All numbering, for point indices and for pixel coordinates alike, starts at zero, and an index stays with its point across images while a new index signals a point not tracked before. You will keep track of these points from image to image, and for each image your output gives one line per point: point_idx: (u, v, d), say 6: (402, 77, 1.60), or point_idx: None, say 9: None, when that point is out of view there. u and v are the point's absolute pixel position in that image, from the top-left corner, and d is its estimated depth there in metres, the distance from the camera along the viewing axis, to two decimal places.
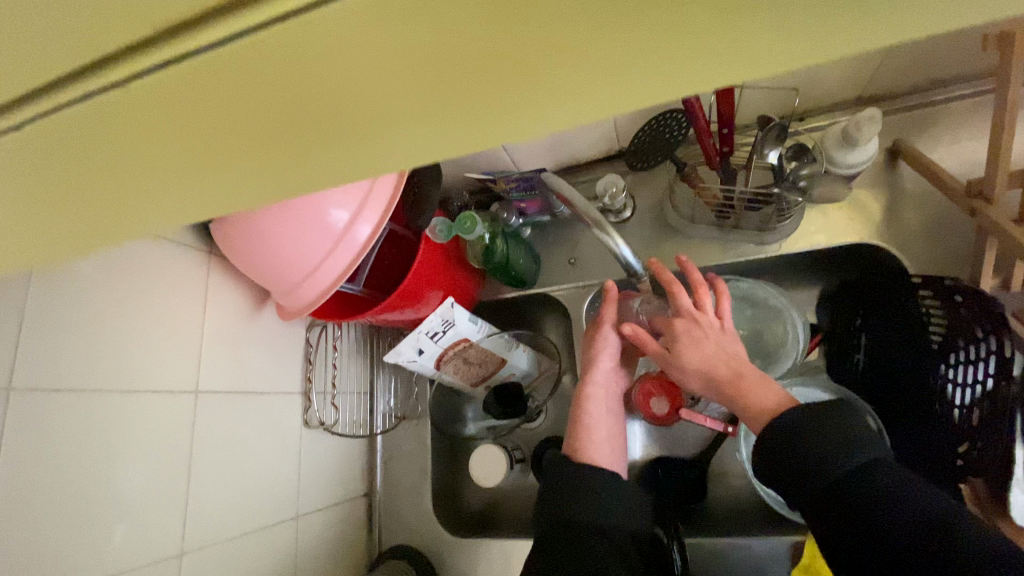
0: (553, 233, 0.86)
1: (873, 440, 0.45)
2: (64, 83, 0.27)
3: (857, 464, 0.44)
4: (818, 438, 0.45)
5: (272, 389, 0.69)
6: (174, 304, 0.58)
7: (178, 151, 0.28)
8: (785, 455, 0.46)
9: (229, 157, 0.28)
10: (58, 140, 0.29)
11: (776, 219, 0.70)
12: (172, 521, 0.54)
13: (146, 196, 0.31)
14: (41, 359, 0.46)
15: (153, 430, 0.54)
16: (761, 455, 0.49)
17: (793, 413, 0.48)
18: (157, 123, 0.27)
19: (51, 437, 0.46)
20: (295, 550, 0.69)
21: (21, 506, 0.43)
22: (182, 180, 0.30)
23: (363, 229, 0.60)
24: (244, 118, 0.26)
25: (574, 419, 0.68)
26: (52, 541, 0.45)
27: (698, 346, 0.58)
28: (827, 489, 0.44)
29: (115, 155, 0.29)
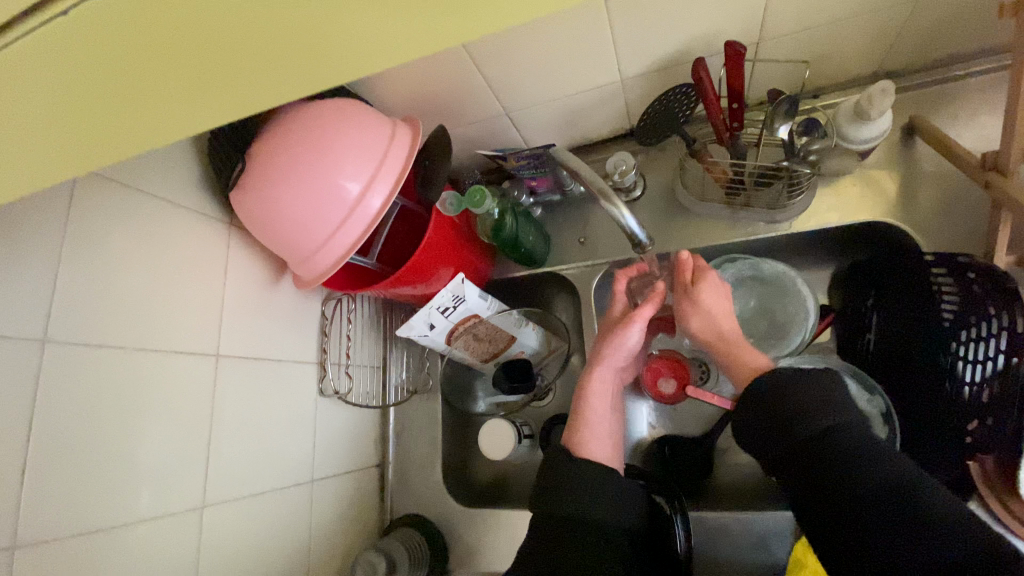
0: (564, 212, 0.87)
1: (847, 406, 0.46)
2: (82, 11, 0.28)
3: (831, 427, 0.45)
4: (796, 396, 0.47)
5: (289, 357, 0.72)
6: (196, 270, 0.61)
7: (204, 62, 0.31)
8: (759, 415, 0.49)
9: (268, 58, 0.32)
10: (79, 62, 0.30)
11: (787, 197, 0.70)
12: (193, 477, 0.57)
13: (182, 102, 0.34)
14: (74, 317, 0.49)
15: (176, 389, 0.57)
16: (743, 417, 0.50)
17: (773, 375, 0.50)
18: (187, 40, 0.30)
19: (82, 387, 0.49)
20: (310, 512, 0.71)
21: (54, 452, 0.46)
22: (216, 84, 0.33)
23: (375, 201, 0.61)
24: (273, 29, 0.29)
25: (575, 408, 0.69)
26: (79, 486, 0.48)
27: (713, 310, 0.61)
28: (803, 448, 0.45)
29: (149, 69, 0.31)
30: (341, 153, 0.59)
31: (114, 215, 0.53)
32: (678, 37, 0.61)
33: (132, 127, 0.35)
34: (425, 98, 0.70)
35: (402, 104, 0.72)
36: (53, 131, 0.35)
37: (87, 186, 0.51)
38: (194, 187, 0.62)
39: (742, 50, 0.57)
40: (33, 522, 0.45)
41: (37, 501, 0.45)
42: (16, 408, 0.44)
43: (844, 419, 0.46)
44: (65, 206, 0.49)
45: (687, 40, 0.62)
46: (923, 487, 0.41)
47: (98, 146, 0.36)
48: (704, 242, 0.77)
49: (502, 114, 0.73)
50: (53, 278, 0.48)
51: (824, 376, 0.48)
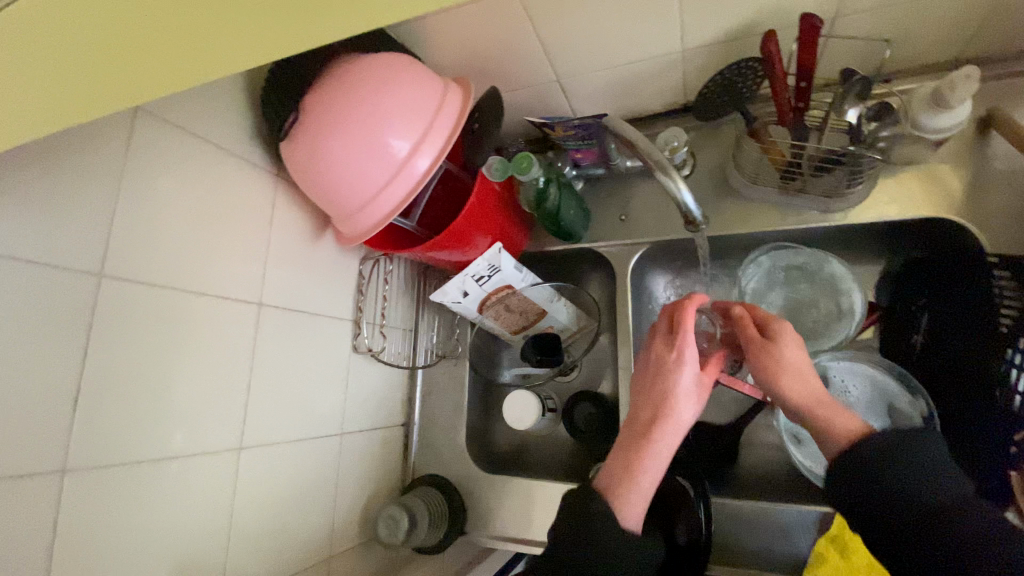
0: (607, 187, 0.85)
1: (955, 476, 0.44)
2: None
3: (942, 501, 0.43)
4: (899, 461, 0.45)
5: (326, 312, 0.72)
6: (242, 218, 0.61)
7: None
8: (857, 489, 0.46)
9: None
10: None
11: (845, 185, 0.67)
12: (232, 419, 0.58)
13: (238, 34, 0.33)
14: (129, 254, 0.50)
15: (219, 333, 0.58)
16: (840, 494, 0.48)
17: (872, 437, 0.47)
18: None
19: (133, 324, 0.50)
20: (338, 463, 0.73)
21: (105, 385, 0.48)
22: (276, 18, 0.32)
23: (421, 162, 0.61)
24: None
25: (623, 466, 0.55)
26: (126, 420, 0.50)
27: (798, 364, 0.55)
28: (909, 521, 0.43)
29: None
30: (390, 110, 0.59)
31: (168, 158, 0.54)
32: (749, 8, 0.58)
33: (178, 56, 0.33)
34: (476, 59, 0.69)
35: (452, 64, 0.70)
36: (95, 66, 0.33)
37: (143, 127, 0.52)
38: (244, 136, 0.62)
39: (817, 24, 0.54)
40: (83, 450, 0.46)
41: (89, 430, 0.47)
42: (73, 337, 0.46)
43: (955, 492, 0.43)
44: (123, 145, 0.50)
45: (758, 11, 0.58)
46: None
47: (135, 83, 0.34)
48: (751, 228, 0.74)
49: (554, 81, 0.71)
50: (109, 215, 0.49)
51: (929, 442, 0.46)
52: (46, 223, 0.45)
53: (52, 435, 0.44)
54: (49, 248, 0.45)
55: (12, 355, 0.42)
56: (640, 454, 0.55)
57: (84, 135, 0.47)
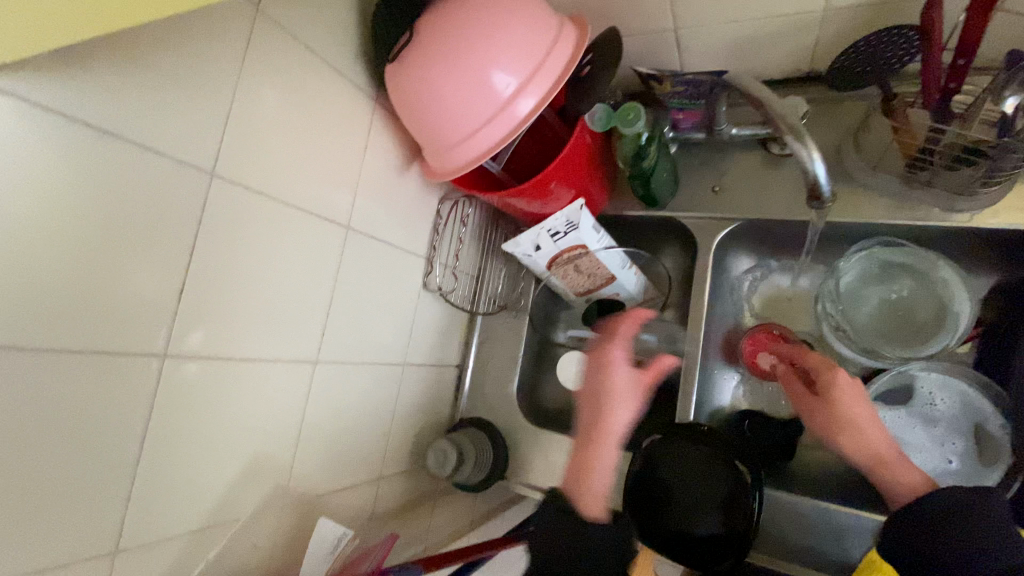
0: (702, 155, 0.80)
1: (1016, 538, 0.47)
2: None
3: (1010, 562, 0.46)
4: (964, 520, 0.48)
5: (403, 245, 0.73)
6: (340, 139, 0.61)
7: None
8: (913, 541, 0.50)
9: None
10: None
11: (980, 184, 0.61)
12: (312, 333, 0.60)
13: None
14: (239, 155, 0.51)
15: (309, 249, 0.59)
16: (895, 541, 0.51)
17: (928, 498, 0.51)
18: None
19: (236, 227, 0.52)
20: (397, 393, 0.75)
21: (209, 281, 0.50)
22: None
23: (526, 104, 0.58)
24: None
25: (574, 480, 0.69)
26: (221, 318, 0.51)
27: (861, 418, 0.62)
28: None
29: None
30: (502, 43, 0.56)
31: (279, 65, 0.54)
32: None
33: None
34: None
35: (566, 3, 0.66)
36: None
37: (262, 30, 0.51)
38: (351, 55, 0.62)
39: None
40: (184, 336, 0.48)
41: (191, 321, 0.49)
42: (182, 228, 0.47)
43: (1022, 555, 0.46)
44: (243, 45, 0.50)
45: None
46: None
47: None
48: (861, 218, 0.68)
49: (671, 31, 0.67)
50: (225, 114, 0.49)
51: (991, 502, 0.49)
52: (171, 111, 0.45)
53: (161, 318, 0.46)
54: (171, 137, 0.45)
55: (131, 233, 0.44)
56: (589, 462, 0.68)
57: (209, 28, 0.47)
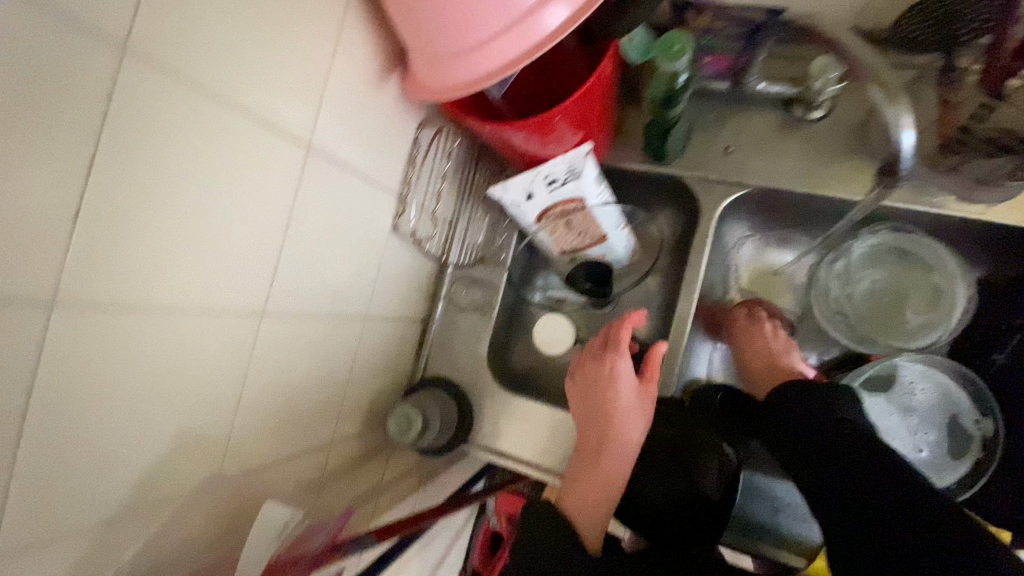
0: (717, 108, 0.71)
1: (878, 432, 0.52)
2: None
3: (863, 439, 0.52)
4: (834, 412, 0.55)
5: (371, 176, 0.60)
6: (310, 31, 0.47)
7: None
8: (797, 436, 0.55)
9: None
10: None
11: (1002, 179, 0.58)
12: (260, 281, 0.48)
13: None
14: (164, 27, 0.36)
15: (262, 174, 0.46)
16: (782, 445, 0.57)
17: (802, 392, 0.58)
18: None
19: (162, 131, 0.37)
20: (356, 349, 0.65)
21: (118, 212, 0.36)
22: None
23: (557, 13, 0.46)
24: None
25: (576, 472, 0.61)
26: (126, 253, 0.37)
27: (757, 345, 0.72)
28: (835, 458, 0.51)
29: None
30: None
31: None
32: None
33: None
34: None
35: None
36: None
37: None
38: None
39: None
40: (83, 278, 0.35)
41: (93, 266, 0.35)
42: (79, 139, 0.33)
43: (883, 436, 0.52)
44: None
45: None
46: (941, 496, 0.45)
47: None
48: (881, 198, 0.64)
49: None
50: None
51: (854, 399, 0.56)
52: None
53: (55, 254, 0.33)
54: None
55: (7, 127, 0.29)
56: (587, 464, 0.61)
57: None
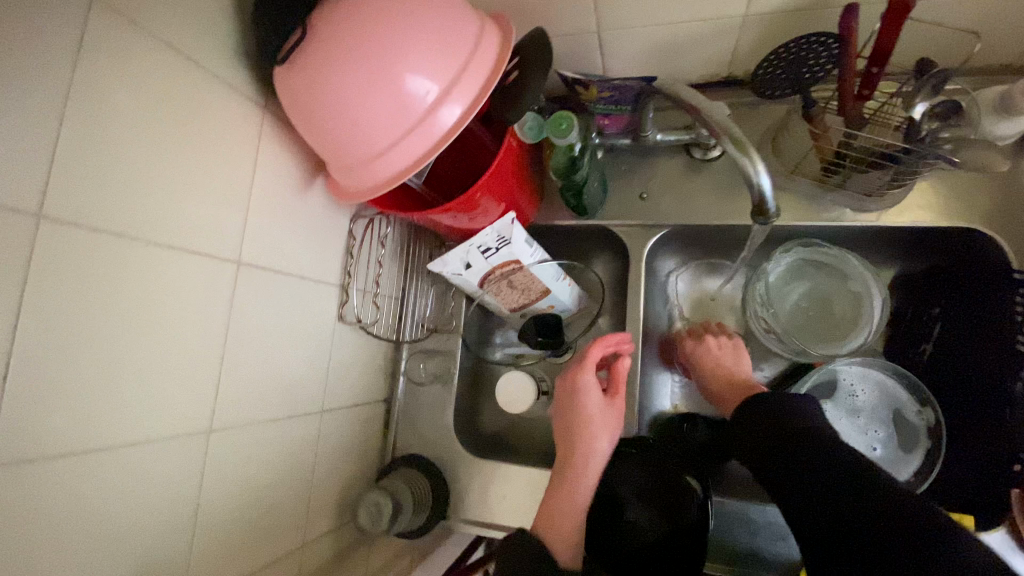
0: (628, 161, 0.78)
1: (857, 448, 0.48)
2: None
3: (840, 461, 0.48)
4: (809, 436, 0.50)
5: (309, 275, 0.63)
6: (224, 159, 0.51)
7: None
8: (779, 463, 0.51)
9: None
10: None
11: (887, 186, 0.63)
12: (202, 400, 0.50)
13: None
14: (73, 190, 0.39)
15: (193, 297, 0.48)
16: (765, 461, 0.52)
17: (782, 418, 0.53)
18: None
19: (83, 282, 0.40)
20: (316, 445, 0.66)
21: (44, 368, 0.38)
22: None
23: (452, 112, 0.50)
24: None
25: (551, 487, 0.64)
26: (57, 402, 0.38)
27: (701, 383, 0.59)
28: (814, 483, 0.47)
29: None
30: (417, 43, 0.48)
31: (127, 65, 0.42)
32: None
33: None
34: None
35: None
36: None
37: (97, 19, 0.39)
38: (223, 46, 0.50)
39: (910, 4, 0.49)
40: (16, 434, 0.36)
41: (23, 423, 0.36)
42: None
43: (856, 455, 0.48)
44: (74, 40, 0.38)
45: None
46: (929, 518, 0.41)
47: None
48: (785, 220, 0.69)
49: (595, 33, 0.63)
50: (53, 133, 0.37)
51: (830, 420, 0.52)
52: None
53: None
54: None
55: None
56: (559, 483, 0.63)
57: (20, 19, 0.35)
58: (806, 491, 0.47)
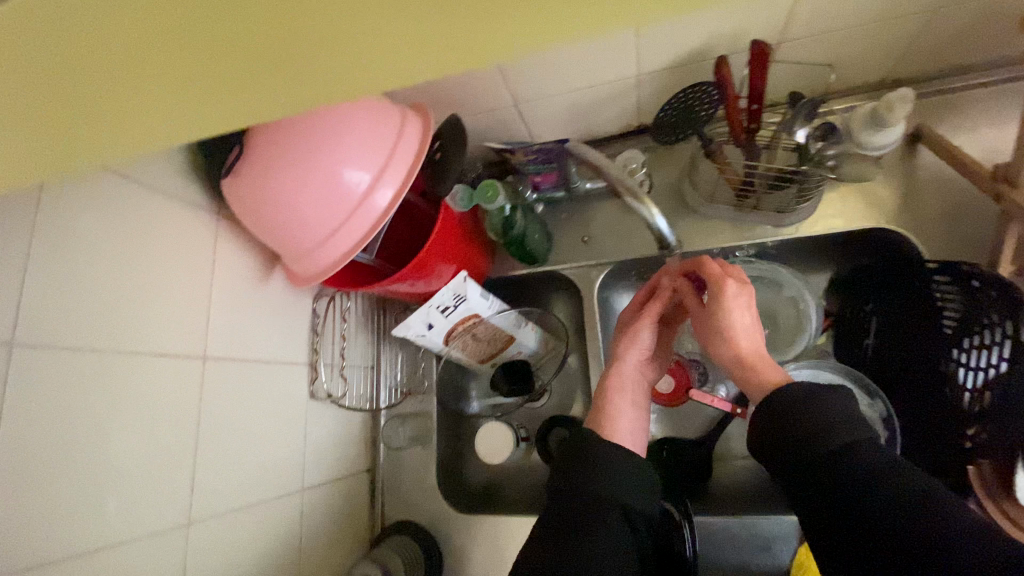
0: (568, 209, 0.85)
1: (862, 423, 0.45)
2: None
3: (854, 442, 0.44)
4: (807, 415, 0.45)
5: (277, 359, 0.66)
6: (185, 264, 0.56)
7: (276, 29, 0.29)
8: (775, 440, 0.47)
9: (292, 32, 0.29)
10: (178, 12, 0.30)
11: (795, 202, 0.70)
12: (178, 493, 0.52)
13: (282, 85, 0.32)
14: (41, 317, 0.43)
15: (162, 397, 0.52)
16: (759, 434, 0.49)
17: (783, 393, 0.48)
18: (231, 32, 0.30)
19: (55, 398, 0.43)
20: (299, 524, 0.67)
21: (21, 484, 0.40)
22: (312, 61, 0.31)
23: (385, 195, 0.56)
24: (376, 33, 0.29)
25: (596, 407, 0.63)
26: (35, 516, 0.41)
27: (738, 327, 0.56)
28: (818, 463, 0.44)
29: (225, 53, 0.31)
30: (347, 141, 0.54)
31: (89, 197, 0.47)
32: (699, 37, 0.60)
33: (160, 85, 0.32)
34: (432, 86, 0.67)
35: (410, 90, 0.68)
36: (139, 73, 0.32)
37: None
38: (176, 166, 0.56)
39: (766, 49, 0.56)
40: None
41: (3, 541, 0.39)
42: None
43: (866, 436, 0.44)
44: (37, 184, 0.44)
45: (712, 36, 0.60)
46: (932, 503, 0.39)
47: (144, 95, 0.33)
48: (714, 244, 0.75)
49: (512, 106, 0.70)
50: (21, 267, 0.42)
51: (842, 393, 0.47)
52: None
53: None
54: None
55: None
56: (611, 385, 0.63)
57: None
58: (810, 484, 0.44)
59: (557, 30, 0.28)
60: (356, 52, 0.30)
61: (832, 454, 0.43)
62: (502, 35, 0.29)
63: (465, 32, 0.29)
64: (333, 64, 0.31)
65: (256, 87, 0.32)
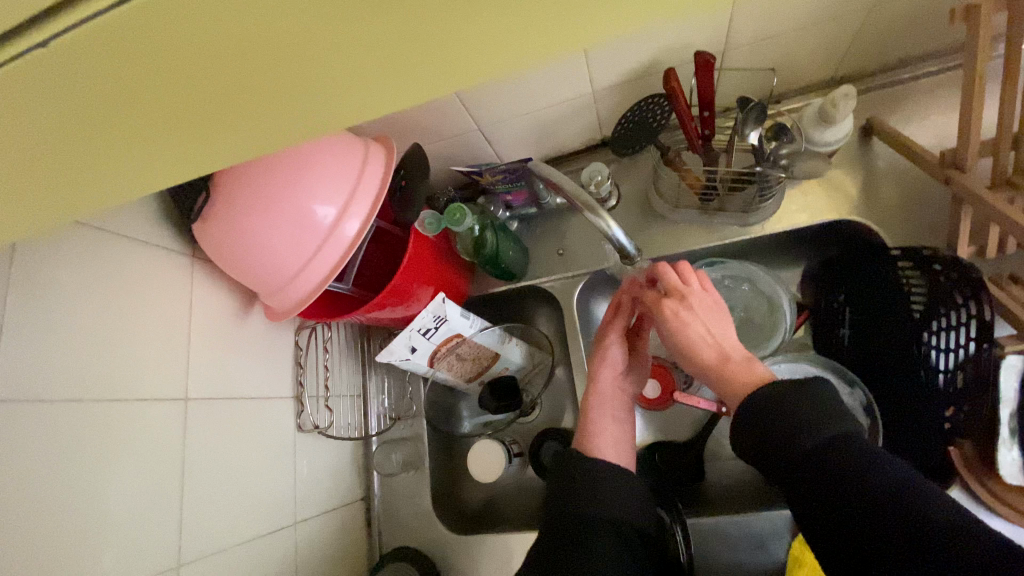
0: (541, 224, 0.86)
1: (844, 414, 0.44)
2: (142, 63, 0.29)
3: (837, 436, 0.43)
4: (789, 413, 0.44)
5: (261, 394, 0.67)
6: (161, 309, 0.57)
7: (214, 86, 0.30)
8: (757, 439, 0.46)
9: (231, 88, 0.31)
10: (110, 80, 0.30)
11: (758, 201, 0.72)
12: (167, 536, 0.52)
13: (233, 133, 0.34)
14: (18, 372, 0.44)
15: (145, 441, 0.52)
16: (739, 429, 0.47)
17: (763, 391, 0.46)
18: (169, 93, 0.31)
19: (35, 452, 0.44)
20: (293, 558, 0.67)
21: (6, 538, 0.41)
22: (257, 110, 0.32)
23: (352, 226, 0.58)
24: (312, 84, 0.30)
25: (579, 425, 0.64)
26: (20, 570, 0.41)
27: (700, 338, 0.53)
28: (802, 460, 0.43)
29: (167, 115, 0.32)
30: (311, 178, 0.56)
31: (61, 253, 0.49)
32: (647, 52, 0.62)
33: (113, 145, 0.33)
34: (396, 117, 0.69)
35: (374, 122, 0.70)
36: (85, 136, 0.33)
37: None
38: (148, 214, 0.58)
39: (711, 59, 0.58)
40: None
41: None
42: None
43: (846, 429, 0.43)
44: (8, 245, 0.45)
45: (659, 49, 0.62)
46: (916, 496, 0.39)
47: (100, 154, 0.34)
48: (684, 247, 0.77)
49: (476, 130, 0.72)
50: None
51: (822, 384, 0.46)
52: None
53: None
54: None
55: None
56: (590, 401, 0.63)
57: None
58: (796, 481, 0.43)
59: (481, 66, 0.29)
60: (295, 100, 0.32)
61: (815, 450, 0.42)
62: (431, 76, 0.30)
63: (396, 77, 0.30)
64: (275, 112, 0.32)
65: (204, 138, 0.34)
